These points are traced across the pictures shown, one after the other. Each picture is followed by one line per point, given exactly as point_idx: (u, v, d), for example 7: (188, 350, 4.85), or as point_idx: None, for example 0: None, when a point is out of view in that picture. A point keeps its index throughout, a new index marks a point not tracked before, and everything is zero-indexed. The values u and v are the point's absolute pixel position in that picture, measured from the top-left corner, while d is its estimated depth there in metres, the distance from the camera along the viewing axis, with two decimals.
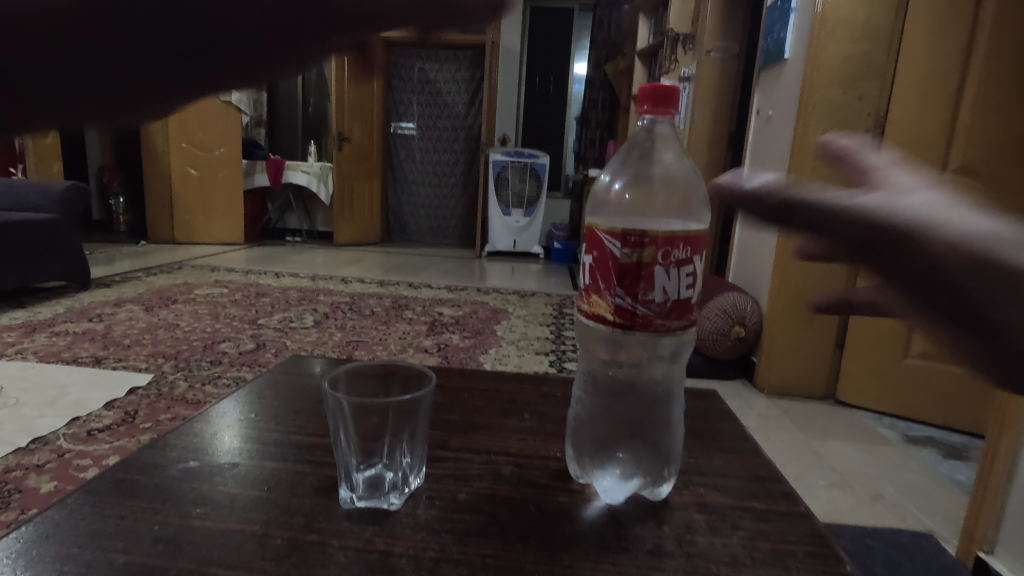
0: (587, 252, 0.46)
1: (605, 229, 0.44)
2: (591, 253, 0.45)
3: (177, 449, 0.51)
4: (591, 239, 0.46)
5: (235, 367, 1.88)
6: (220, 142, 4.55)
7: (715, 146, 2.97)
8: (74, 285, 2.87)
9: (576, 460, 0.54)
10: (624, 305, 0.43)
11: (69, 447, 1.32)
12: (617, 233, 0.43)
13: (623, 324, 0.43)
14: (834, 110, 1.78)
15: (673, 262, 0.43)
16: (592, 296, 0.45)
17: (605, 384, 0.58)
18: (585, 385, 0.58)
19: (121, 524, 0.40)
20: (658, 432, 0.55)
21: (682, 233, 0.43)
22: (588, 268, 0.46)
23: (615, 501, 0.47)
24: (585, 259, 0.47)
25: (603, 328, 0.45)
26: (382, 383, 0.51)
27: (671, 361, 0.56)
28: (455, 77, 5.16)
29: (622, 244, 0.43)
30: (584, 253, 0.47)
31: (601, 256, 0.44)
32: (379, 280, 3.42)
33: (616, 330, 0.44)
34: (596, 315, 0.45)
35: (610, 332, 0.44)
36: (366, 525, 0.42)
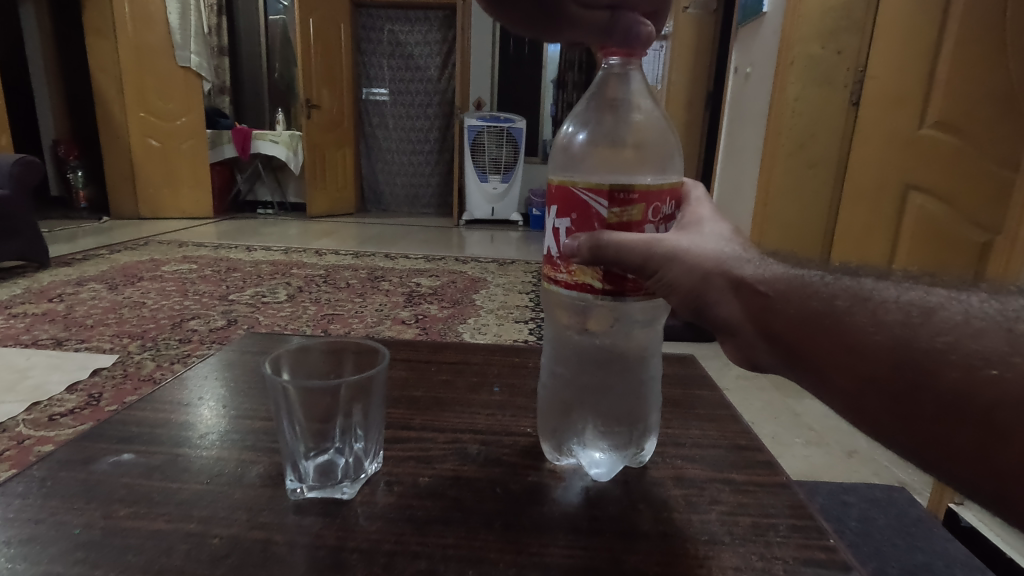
0: (558, 215, 0.40)
1: (584, 185, 0.39)
2: (568, 216, 0.40)
3: (110, 440, 0.47)
4: (563, 200, 0.40)
5: (205, 345, 1.82)
6: (182, 111, 4.32)
7: (691, 107, 2.94)
8: (31, 264, 2.74)
9: (550, 436, 0.51)
10: (613, 272, 0.38)
11: (29, 433, 1.26)
12: (602, 190, 0.38)
13: (613, 290, 0.39)
14: (813, 65, 1.93)
15: (662, 219, 0.40)
16: (574, 264, 0.39)
17: (573, 354, 0.56)
18: (555, 354, 0.56)
19: (37, 529, 0.36)
20: (635, 398, 0.55)
21: (670, 186, 0.40)
22: (565, 232, 0.40)
23: (601, 477, 0.45)
24: (553, 222, 0.41)
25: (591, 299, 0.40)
26: (333, 360, 0.47)
27: (645, 325, 0.55)
28: (426, 39, 4.97)
29: (609, 203, 0.38)
30: (552, 216, 0.41)
31: (582, 216, 0.39)
32: (355, 251, 3.34)
33: (607, 298, 0.39)
34: (579, 284, 0.40)
35: (598, 300, 0.39)
36: (317, 517, 0.38)
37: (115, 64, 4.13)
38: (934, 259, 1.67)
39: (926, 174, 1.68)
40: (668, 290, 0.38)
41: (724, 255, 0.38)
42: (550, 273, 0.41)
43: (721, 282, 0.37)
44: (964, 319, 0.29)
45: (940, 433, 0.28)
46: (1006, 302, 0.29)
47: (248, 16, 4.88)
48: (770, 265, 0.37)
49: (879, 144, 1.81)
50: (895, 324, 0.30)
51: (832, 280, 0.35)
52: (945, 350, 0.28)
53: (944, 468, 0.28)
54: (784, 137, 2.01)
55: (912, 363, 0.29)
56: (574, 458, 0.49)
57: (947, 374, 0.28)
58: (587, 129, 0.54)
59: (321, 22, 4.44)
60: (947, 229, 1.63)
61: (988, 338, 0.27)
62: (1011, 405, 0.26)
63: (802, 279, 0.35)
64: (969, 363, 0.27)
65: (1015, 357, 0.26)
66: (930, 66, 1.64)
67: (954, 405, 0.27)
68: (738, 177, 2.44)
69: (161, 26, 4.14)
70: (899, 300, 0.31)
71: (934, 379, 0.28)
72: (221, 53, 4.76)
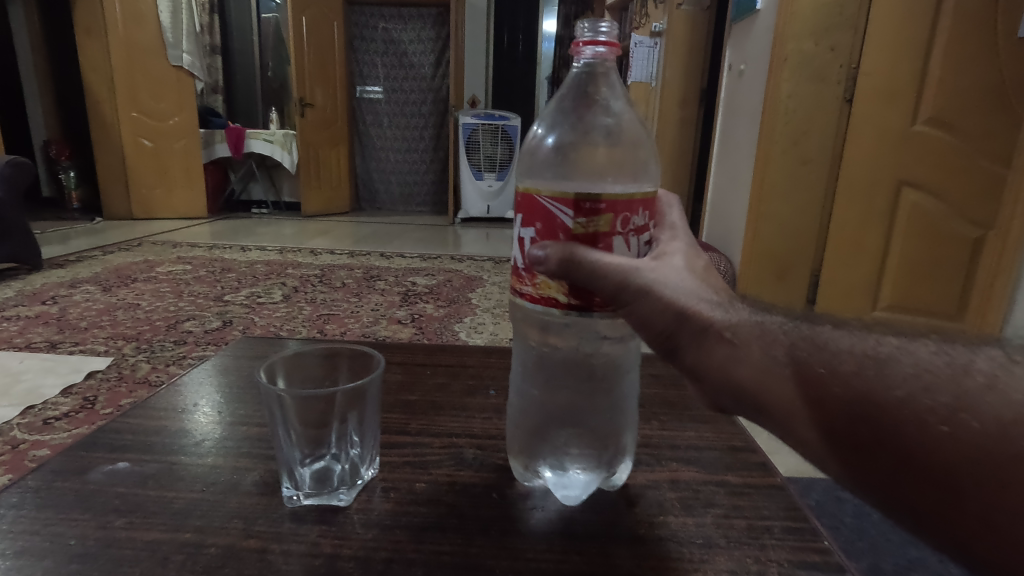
0: (524, 225, 0.40)
1: (549, 195, 0.38)
2: (531, 226, 0.39)
3: (105, 449, 0.47)
4: (529, 209, 0.39)
5: (200, 346, 1.81)
6: (174, 110, 4.29)
7: (685, 103, 2.95)
8: (24, 266, 2.72)
9: (521, 455, 0.49)
10: (578, 285, 0.37)
11: (24, 438, 1.25)
12: (567, 200, 0.37)
13: (579, 306, 0.38)
14: (807, 61, 1.88)
15: (632, 230, 0.39)
16: (538, 276, 0.38)
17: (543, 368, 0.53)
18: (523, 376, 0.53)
19: (30, 541, 0.36)
20: (611, 418, 0.51)
21: (641, 197, 0.39)
22: (528, 243, 0.39)
23: (571, 501, 0.42)
24: (520, 232, 0.40)
25: (554, 312, 0.39)
26: (327, 366, 0.47)
27: (616, 341, 0.52)
28: (420, 36, 4.95)
29: (575, 213, 0.37)
30: (519, 226, 0.40)
31: (547, 226, 0.38)
32: (350, 250, 3.33)
33: (570, 313, 0.38)
34: (545, 299, 0.39)
35: (563, 316, 0.38)
36: (313, 525, 0.38)
37: (105, 64, 4.09)
38: (928, 259, 1.76)
39: (919, 171, 1.75)
40: (639, 324, 0.38)
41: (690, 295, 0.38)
42: (518, 286, 0.40)
43: (693, 325, 0.37)
44: (916, 372, 0.29)
45: (896, 487, 0.28)
46: (953, 352, 0.30)
47: (240, 15, 4.86)
48: (733, 309, 0.38)
49: (869, 142, 1.81)
50: (850, 374, 0.31)
51: (794, 329, 0.35)
52: (904, 404, 0.28)
53: (910, 519, 0.28)
54: (777, 133, 1.95)
55: (868, 415, 0.29)
56: (545, 479, 0.46)
57: (904, 427, 0.28)
58: (559, 134, 0.54)
59: (314, 20, 4.41)
60: (940, 226, 1.73)
61: (939, 393, 0.28)
62: (970, 463, 0.26)
63: (766, 325, 0.36)
64: (920, 419, 0.28)
65: (963, 413, 0.27)
66: (921, 63, 1.70)
67: (907, 461, 0.28)
68: (732, 173, 2.45)
69: (152, 25, 4.10)
70: (857, 350, 0.31)
71: (892, 429, 0.28)
72: (214, 51, 4.73)
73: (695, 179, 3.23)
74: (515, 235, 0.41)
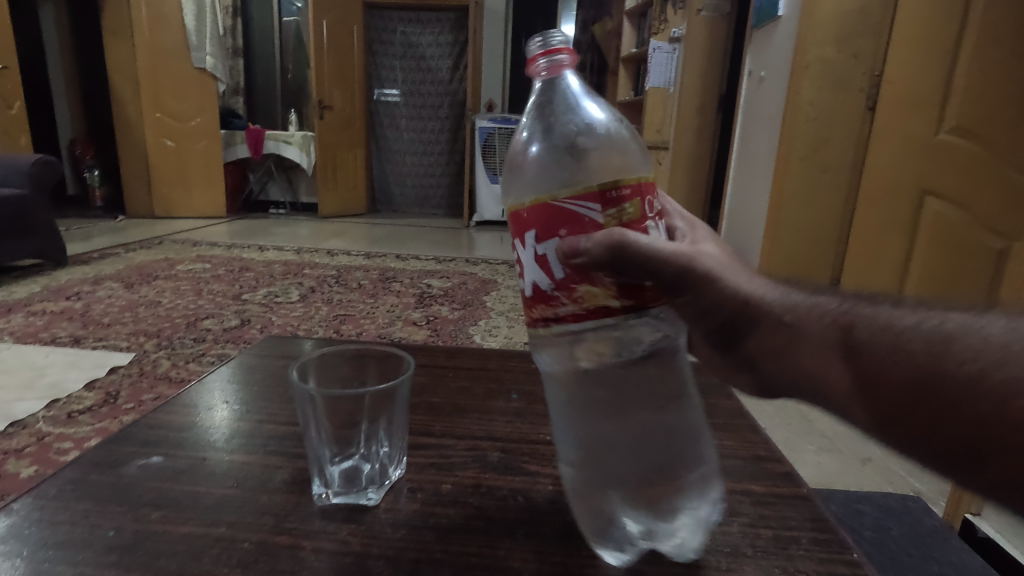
0: (540, 239, 0.34)
1: (569, 194, 0.34)
2: (553, 236, 0.34)
3: (139, 443, 0.48)
4: (545, 219, 0.34)
5: (220, 344, 1.83)
6: (196, 111, 4.36)
7: (703, 110, 2.94)
8: (49, 262, 2.78)
9: (596, 512, 0.42)
10: (628, 282, 0.34)
11: (49, 430, 1.27)
12: (591, 194, 0.34)
13: (634, 305, 0.34)
14: (830, 68, 1.89)
15: (653, 215, 0.37)
16: (580, 289, 0.34)
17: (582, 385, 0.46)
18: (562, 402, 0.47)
19: (70, 531, 0.37)
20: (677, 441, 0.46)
21: (651, 179, 0.37)
22: (557, 254, 0.34)
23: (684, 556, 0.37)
24: (533, 247, 0.35)
25: (611, 322, 0.34)
26: (357, 367, 0.48)
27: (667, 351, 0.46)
28: (438, 41, 4.99)
29: (602, 206, 0.34)
30: (532, 240, 0.35)
31: (575, 228, 0.34)
32: (366, 252, 3.36)
33: (629, 316, 0.35)
34: (593, 311, 0.34)
35: (620, 321, 0.34)
36: (342, 523, 0.39)
37: (131, 65, 4.18)
38: (950, 268, 1.68)
39: (943, 180, 1.69)
40: (703, 311, 0.39)
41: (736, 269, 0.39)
42: (549, 309, 0.35)
43: (750, 315, 0.38)
44: (985, 342, 0.29)
45: (971, 460, 0.29)
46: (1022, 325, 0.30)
47: (262, 18, 4.94)
48: (790, 294, 0.39)
49: (892, 149, 1.81)
50: (917, 351, 0.31)
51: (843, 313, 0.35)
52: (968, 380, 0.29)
53: (984, 485, 0.29)
54: (797, 144, 1.97)
55: (941, 392, 0.30)
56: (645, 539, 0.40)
57: (976, 403, 0.29)
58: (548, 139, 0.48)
59: (334, 23, 4.46)
60: (962, 234, 1.64)
61: (1015, 365, 0.28)
62: None
63: (821, 306, 0.37)
64: (1001, 393, 0.28)
65: None
66: (947, 71, 1.64)
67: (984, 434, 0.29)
68: (751, 180, 2.43)
69: (177, 28, 4.18)
70: (923, 328, 0.32)
71: (966, 403, 0.29)
72: (236, 54, 4.81)
73: (712, 185, 3.20)
74: (529, 256, 0.35)
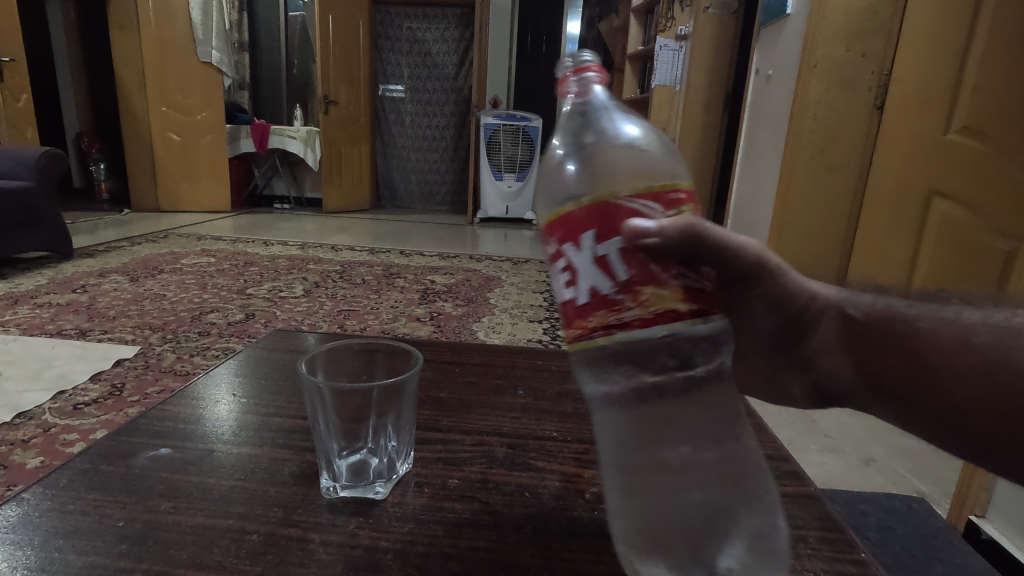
0: (600, 240, 0.31)
1: (630, 192, 0.32)
2: (615, 234, 0.32)
3: (146, 435, 0.48)
4: (607, 217, 0.32)
5: (224, 338, 1.84)
6: (202, 105, 4.37)
7: (709, 108, 2.93)
8: (55, 255, 2.79)
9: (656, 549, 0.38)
10: (689, 286, 0.33)
11: (55, 421, 1.28)
12: (652, 195, 0.33)
13: (698, 307, 0.33)
14: (836, 68, 1.89)
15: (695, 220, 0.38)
16: (646, 291, 0.32)
17: (634, 409, 0.42)
18: (612, 426, 0.43)
19: (80, 521, 0.37)
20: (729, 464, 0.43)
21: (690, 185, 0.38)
22: (624, 255, 0.31)
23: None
24: (587, 250, 0.32)
25: (678, 327, 0.32)
26: (365, 361, 0.48)
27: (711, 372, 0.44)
28: (444, 36, 4.98)
29: (661, 206, 0.33)
30: (588, 243, 0.32)
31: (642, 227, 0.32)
32: (370, 247, 3.36)
33: (695, 321, 0.33)
34: (662, 314, 0.32)
35: (686, 326, 0.33)
36: (349, 516, 0.39)
37: (137, 59, 4.18)
38: (957, 267, 1.65)
39: (952, 179, 1.66)
40: (772, 306, 0.43)
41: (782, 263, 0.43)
42: (609, 317, 0.31)
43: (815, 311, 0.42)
44: None
45: None
46: None
47: (268, 13, 4.93)
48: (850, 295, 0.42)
49: (901, 149, 1.81)
50: (987, 345, 0.32)
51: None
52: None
53: None
54: (805, 141, 1.96)
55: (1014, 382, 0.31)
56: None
57: None
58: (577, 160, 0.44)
59: (340, 18, 4.45)
60: (968, 235, 1.62)
61: None
62: None
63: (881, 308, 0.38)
64: None
65: None
66: (956, 71, 1.62)
67: None
68: (757, 179, 2.42)
69: (183, 21, 4.18)
70: (988, 322, 0.33)
71: None
72: (242, 48, 4.81)
73: (717, 184, 3.19)
74: (587, 259, 0.32)
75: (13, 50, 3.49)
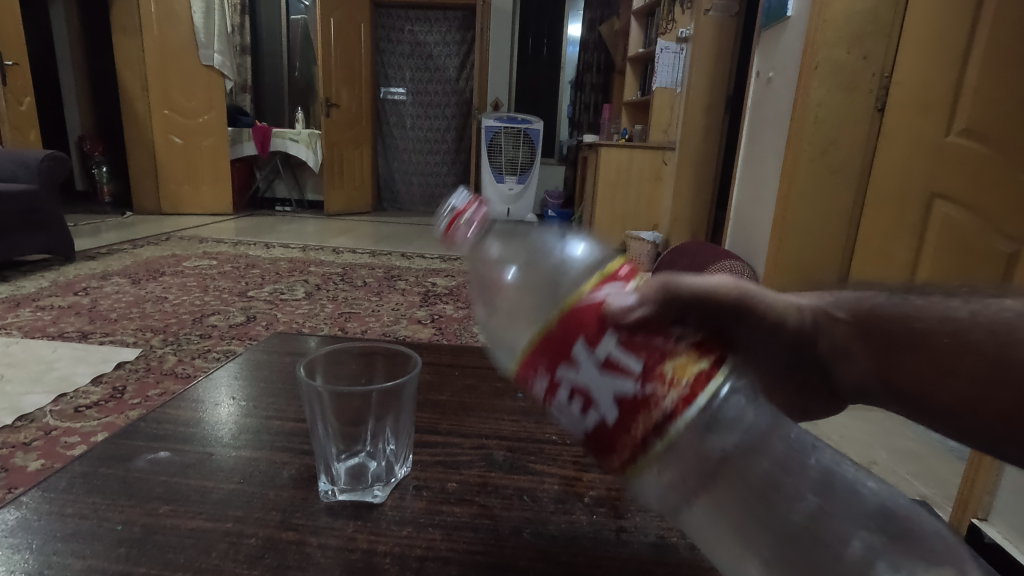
0: (590, 346, 0.32)
1: (588, 291, 0.34)
2: (604, 333, 0.32)
3: (146, 438, 0.48)
4: (585, 325, 0.32)
5: (225, 341, 1.84)
6: (204, 108, 4.38)
7: (710, 110, 2.94)
8: (58, 258, 2.80)
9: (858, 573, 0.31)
10: (696, 341, 0.31)
11: (56, 424, 1.28)
12: (603, 284, 0.34)
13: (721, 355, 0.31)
14: (837, 70, 1.86)
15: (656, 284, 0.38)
16: (665, 367, 0.29)
17: (712, 492, 0.34)
18: (702, 529, 0.36)
19: (80, 524, 0.37)
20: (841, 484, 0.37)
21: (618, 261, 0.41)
22: (617, 349, 0.31)
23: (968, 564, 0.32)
24: (590, 363, 0.31)
25: (715, 385, 0.29)
26: (364, 364, 0.48)
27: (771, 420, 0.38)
28: (445, 39, 4.99)
29: (618, 289, 0.34)
30: (585, 356, 0.31)
31: (617, 314, 0.32)
32: (371, 250, 3.37)
33: (724, 371, 0.30)
34: (695, 379, 0.29)
35: (720, 379, 0.30)
36: (347, 519, 0.39)
37: (140, 62, 4.20)
38: (961, 265, 1.68)
39: (956, 182, 1.69)
40: (767, 338, 0.39)
41: (760, 290, 0.40)
42: (649, 409, 0.28)
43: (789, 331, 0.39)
44: None
45: None
46: None
47: (270, 16, 4.95)
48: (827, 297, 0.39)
49: (903, 149, 1.80)
50: (982, 341, 0.28)
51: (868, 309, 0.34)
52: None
53: None
54: (807, 145, 1.92)
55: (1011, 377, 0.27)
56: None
57: None
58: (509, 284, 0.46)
59: (341, 21, 4.47)
60: (971, 235, 1.65)
61: None
62: None
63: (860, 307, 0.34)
64: None
65: None
66: (959, 73, 1.66)
67: None
68: (758, 181, 2.42)
69: (185, 25, 4.20)
70: (976, 318, 0.28)
71: None
72: (243, 52, 4.84)
73: (719, 186, 3.19)
74: (593, 370, 0.31)
75: (17, 53, 3.50)
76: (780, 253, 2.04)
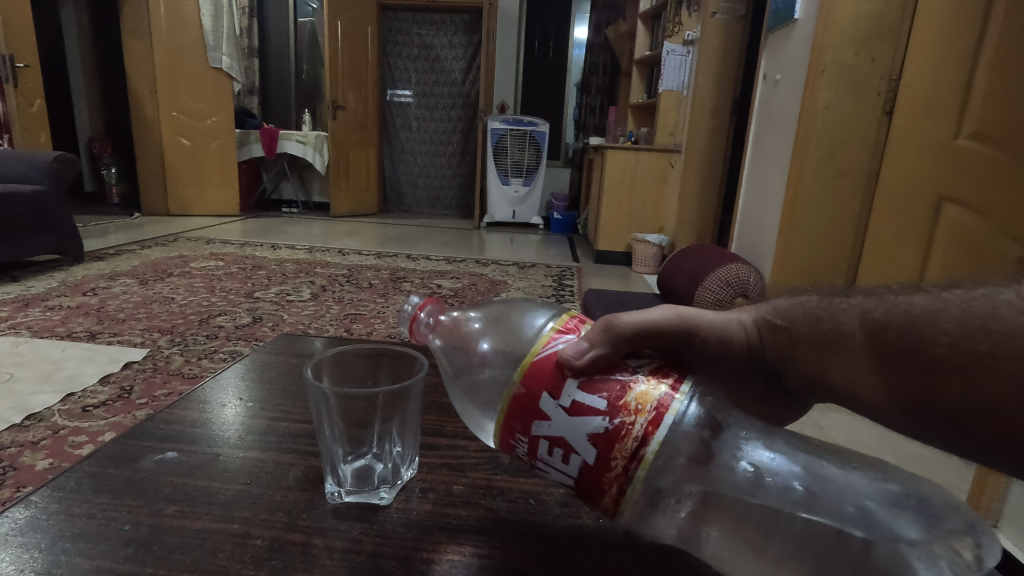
0: (555, 396, 0.33)
1: (541, 345, 0.35)
2: (564, 379, 0.34)
3: (155, 438, 0.48)
4: (544, 377, 0.34)
5: (231, 342, 1.84)
6: (212, 110, 4.41)
7: (718, 113, 2.94)
8: (67, 258, 2.82)
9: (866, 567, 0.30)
10: (654, 369, 0.34)
11: (64, 423, 1.29)
12: (554, 336, 0.36)
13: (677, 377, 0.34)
14: (844, 73, 1.87)
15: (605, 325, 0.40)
16: (628, 399, 0.32)
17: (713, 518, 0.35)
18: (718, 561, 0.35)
19: (88, 524, 0.38)
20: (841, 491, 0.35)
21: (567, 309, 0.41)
22: (581, 394, 0.33)
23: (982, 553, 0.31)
24: (557, 411, 0.33)
25: (680, 402, 0.32)
26: (371, 366, 0.48)
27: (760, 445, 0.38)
28: (452, 42, 5.01)
29: (569, 336, 0.36)
30: (550, 406, 0.33)
31: (574, 360, 0.34)
32: (377, 251, 3.38)
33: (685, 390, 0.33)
34: (657, 405, 0.31)
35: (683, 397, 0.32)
36: (353, 521, 0.39)
37: (148, 64, 4.23)
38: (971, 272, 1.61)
39: (962, 186, 1.63)
40: (720, 358, 0.41)
41: (701, 311, 0.42)
42: (619, 441, 0.31)
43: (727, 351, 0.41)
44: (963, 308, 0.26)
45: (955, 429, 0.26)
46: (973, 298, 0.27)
47: (278, 18, 4.99)
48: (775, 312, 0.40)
49: (911, 151, 1.80)
50: (895, 332, 0.28)
51: (830, 303, 0.35)
52: (946, 357, 0.26)
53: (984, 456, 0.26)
54: (814, 148, 1.94)
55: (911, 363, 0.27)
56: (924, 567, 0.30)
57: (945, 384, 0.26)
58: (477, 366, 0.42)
59: (348, 24, 4.49)
60: (980, 241, 1.58)
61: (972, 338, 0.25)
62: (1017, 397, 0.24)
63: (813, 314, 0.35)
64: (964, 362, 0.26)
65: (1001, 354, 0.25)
66: (967, 74, 1.61)
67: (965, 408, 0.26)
68: (764, 183, 2.42)
69: (194, 27, 4.23)
70: (891, 314, 0.29)
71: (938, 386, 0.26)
72: (251, 54, 4.87)
73: (726, 188, 3.18)
74: (562, 418, 0.33)
75: (28, 56, 3.54)
76: (784, 256, 2.06)
